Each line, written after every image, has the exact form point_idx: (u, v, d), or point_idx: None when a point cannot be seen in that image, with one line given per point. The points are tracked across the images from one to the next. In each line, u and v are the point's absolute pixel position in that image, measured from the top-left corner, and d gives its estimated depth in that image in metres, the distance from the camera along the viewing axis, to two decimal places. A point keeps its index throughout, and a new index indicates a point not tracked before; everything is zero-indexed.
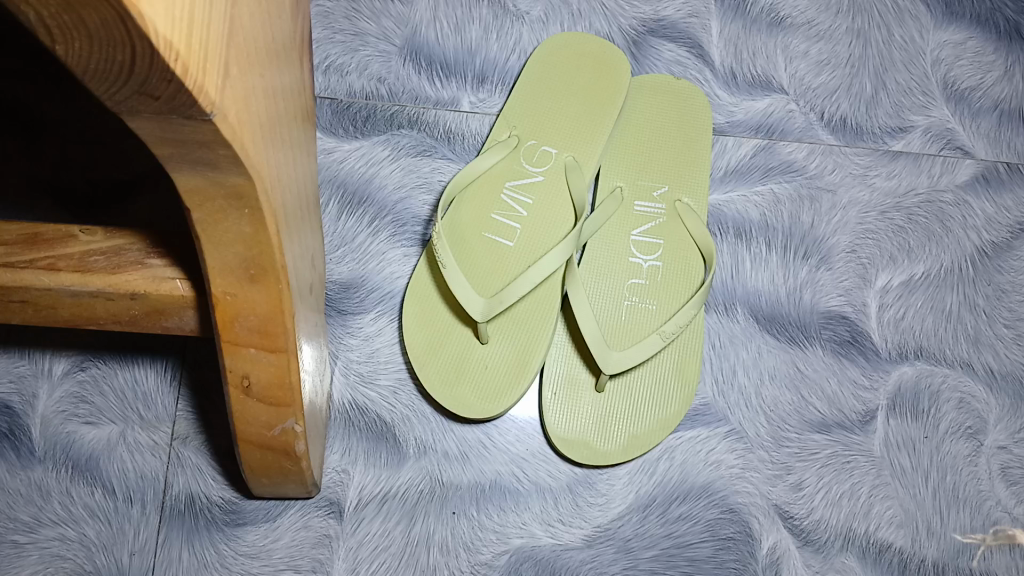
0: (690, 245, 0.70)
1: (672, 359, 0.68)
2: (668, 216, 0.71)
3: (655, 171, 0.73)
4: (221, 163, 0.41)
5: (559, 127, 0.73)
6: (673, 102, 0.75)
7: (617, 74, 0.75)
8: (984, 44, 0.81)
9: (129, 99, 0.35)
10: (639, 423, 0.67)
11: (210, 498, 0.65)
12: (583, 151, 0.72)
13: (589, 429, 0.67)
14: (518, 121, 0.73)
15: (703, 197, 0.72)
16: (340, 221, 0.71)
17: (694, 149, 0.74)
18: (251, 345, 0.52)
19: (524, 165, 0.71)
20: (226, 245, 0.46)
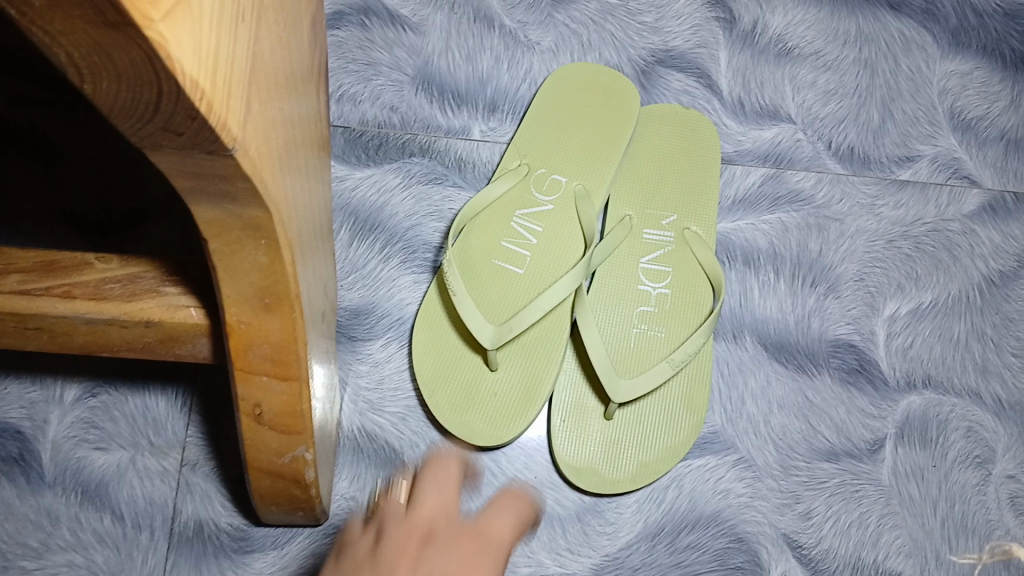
0: (699, 273, 0.71)
1: (681, 387, 0.69)
2: (678, 244, 0.72)
3: (664, 199, 0.73)
4: (240, 195, 0.42)
5: (569, 156, 0.73)
6: (683, 131, 0.76)
7: (625, 104, 0.76)
8: (990, 75, 0.82)
9: (153, 135, 0.35)
10: (648, 451, 0.67)
11: (218, 525, 0.65)
12: (592, 179, 0.73)
13: (597, 456, 0.67)
14: (528, 149, 0.74)
15: (712, 226, 0.72)
16: (351, 247, 0.72)
17: (704, 178, 0.74)
18: (264, 372, 0.52)
19: (534, 194, 0.72)
20: (241, 274, 0.47)
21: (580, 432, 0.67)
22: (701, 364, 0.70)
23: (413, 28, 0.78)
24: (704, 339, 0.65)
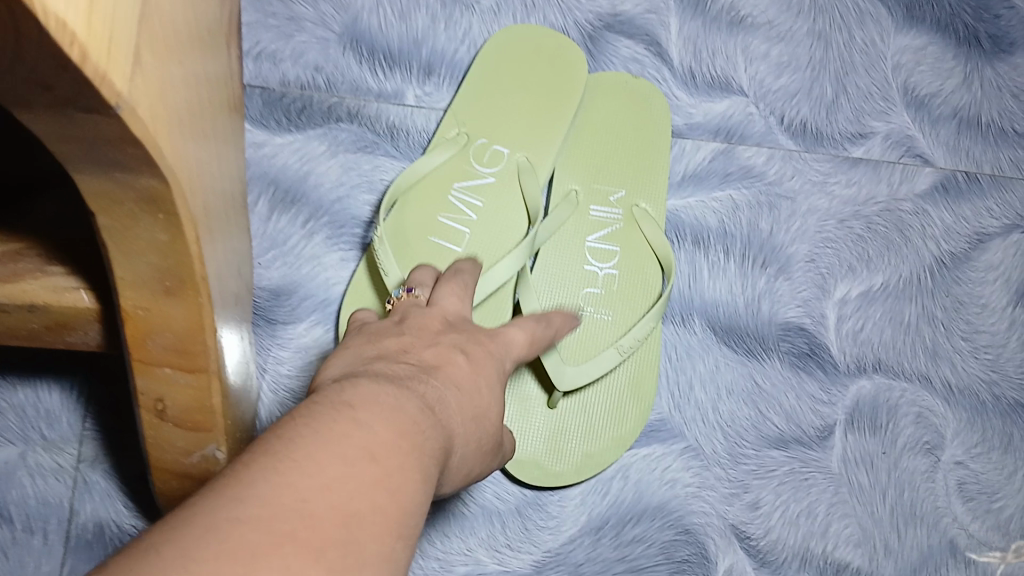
0: (647, 253, 0.68)
1: (628, 375, 0.65)
2: (625, 223, 0.68)
3: (611, 175, 0.70)
4: (133, 164, 0.36)
5: (512, 126, 0.69)
6: (632, 102, 0.72)
7: (573, 71, 0.71)
8: (944, 50, 0.79)
9: (17, 88, 0.29)
10: (593, 442, 0.64)
11: (121, 527, 0.59)
12: (536, 151, 0.68)
13: (539, 447, 0.63)
14: (467, 117, 0.69)
15: (661, 204, 0.69)
16: (270, 221, 0.66)
17: (654, 153, 0.71)
18: (167, 364, 0.46)
19: (474, 166, 0.67)
20: (138, 254, 0.41)
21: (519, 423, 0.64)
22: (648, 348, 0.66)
23: None
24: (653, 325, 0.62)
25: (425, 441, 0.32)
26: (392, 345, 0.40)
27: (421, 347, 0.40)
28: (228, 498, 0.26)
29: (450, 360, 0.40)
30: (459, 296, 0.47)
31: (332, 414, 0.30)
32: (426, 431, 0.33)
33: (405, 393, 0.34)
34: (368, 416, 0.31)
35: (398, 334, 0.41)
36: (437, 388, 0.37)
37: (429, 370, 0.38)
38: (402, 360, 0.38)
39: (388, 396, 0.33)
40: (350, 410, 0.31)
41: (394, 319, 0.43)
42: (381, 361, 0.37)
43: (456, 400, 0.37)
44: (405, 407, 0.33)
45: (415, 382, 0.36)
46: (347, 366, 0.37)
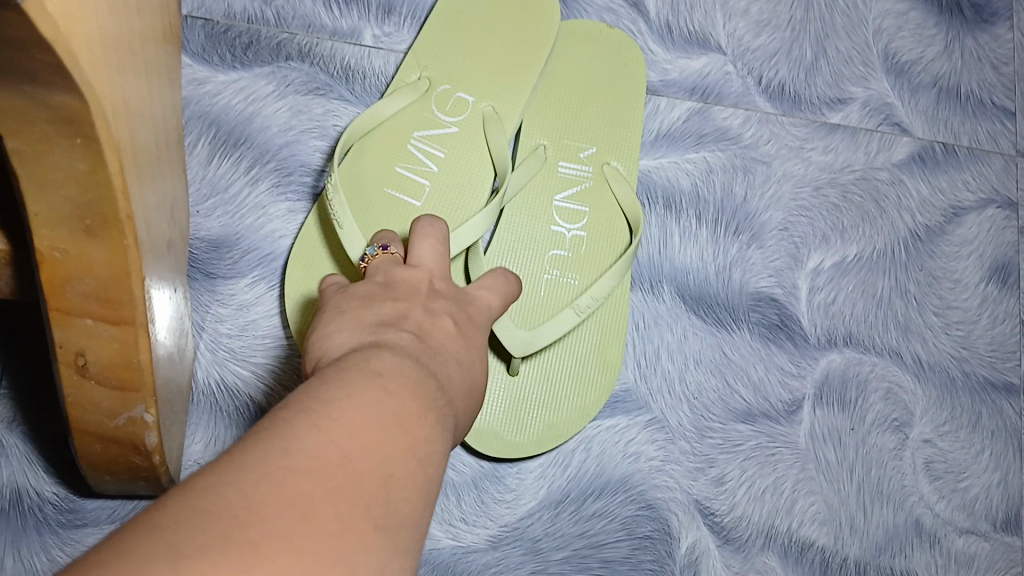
0: (616, 212, 0.64)
1: (593, 339, 0.61)
2: (595, 180, 0.64)
3: (583, 131, 0.66)
4: (44, 75, 0.31)
5: (478, 74, 0.64)
6: (607, 52, 0.68)
7: (544, 14, 0.66)
8: (926, 16, 0.77)
9: None
10: (555, 412, 0.60)
11: (41, 494, 0.54)
12: (503, 101, 0.63)
13: (498, 418, 0.59)
14: (430, 63, 0.63)
15: (633, 162, 0.65)
16: (211, 166, 0.60)
17: (629, 109, 0.67)
18: (89, 313, 0.41)
19: (436, 114, 0.62)
20: (53, 185, 0.36)
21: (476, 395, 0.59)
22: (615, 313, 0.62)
23: None
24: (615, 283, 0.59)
25: (442, 415, 0.34)
26: (393, 301, 0.40)
27: (418, 310, 0.40)
28: (279, 450, 0.27)
29: (446, 318, 0.40)
30: (437, 253, 0.45)
31: (366, 383, 0.32)
32: (440, 404, 0.35)
33: (422, 363, 0.36)
34: (398, 390, 0.32)
35: (393, 291, 0.41)
36: (444, 356, 0.38)
37: (433, 334, 0.39)
38: (409, 318, 0.39)
39: (409, 366, 0.34)
40: (383, 381, 0.32)
41: (386, 277, 0.42)
42: (389, 322, 0.38)
43: (460, 369, 0.38)
44: (425, 379, 0.35)
45: (428, 348, 0.37)
46: (352, 326, 0.37)
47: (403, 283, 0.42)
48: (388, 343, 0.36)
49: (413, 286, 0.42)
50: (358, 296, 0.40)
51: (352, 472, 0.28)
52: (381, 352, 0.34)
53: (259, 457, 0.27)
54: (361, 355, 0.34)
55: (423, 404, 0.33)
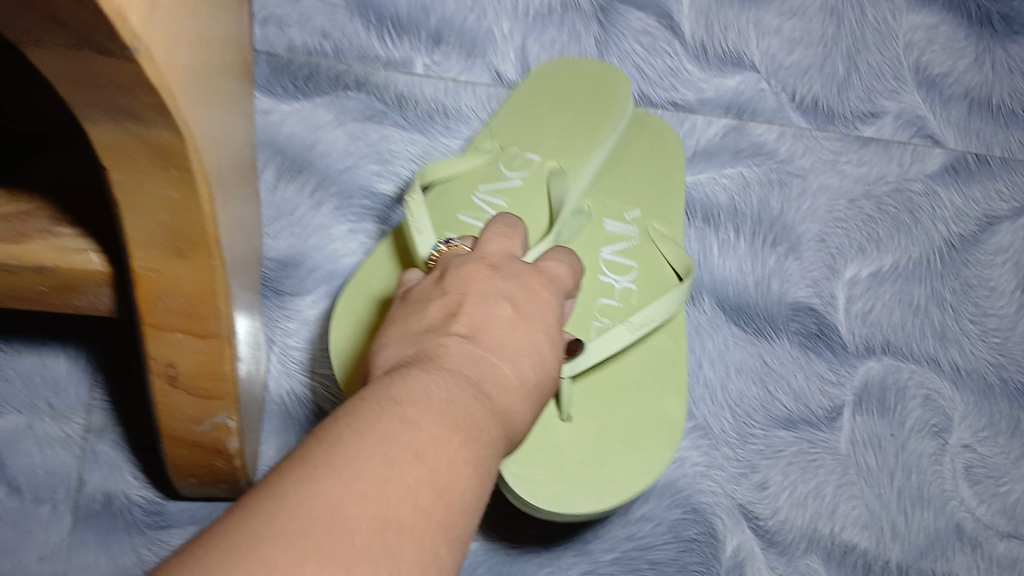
0: (664, 271, 0.63)
1: (655, 396, 0.59)
2: (640, 241, 0.64)
3: (630, 195, 0.65)
4: (145, 113, 0.34)
5: (544, 133, 0.65)
6: (654, 129, 0.69)
7: (618, 90, 0.67)
8: (956, 30, 0.79)
9: (21, 16, 0.28)
10: (615, 465, 0.55)
11: (129, 497, 0.59)
12: (569, 161, 0.64)
13: (556, 471, 0.54)
14: (503, 130, 0.65)
15: (678, 227, 0.65)
16: (277, 191, 0.64)
17: (671, 179, 0.67)
18: (178, 329, 0.46)
19: (502, 170, 0.63)
20: (148, 211, 0.39)
21: (545, 443, 0.55)
22: (674, 368, 0.60)
23: None
24: (666, 313, 0.57)
25: (478, 424, 0.35)
26: (445, 301, 0.42)
27: (472, 304, 0.42)
28: (265, 509, 0.28)
29: (501, 309, 0.42)
30: (506, 239, 0.48)
31: (386, 407, 0.33)
32: (478, 412, 0.35)
33: (458, 373, 0.37)
34: (424, 408, 0.34)
35: (444, 296, 0.43)
36: (491, 355, 0.39)
37: (483, 330, 0.40)
38: (455, 322, 0.40)
39: (442, 379, 0.36)
40: (402, 405, 0.33)
41: (439, 276, 0.45)
42: (439, 330, 0.40)
43: (510, 365, 0.39)
44: (460, 390, 0.36)
45: (470, 353, 0.38)
46: (410, 334, 0.40)
47: (456, 275, 0.44)
48: (427, 356, 0.37)
49: (467, 283, 0.43)
50: (416, 306, 0.43)
51: (341, 522, 0.28)
52: (414, 369, 0.36)
53: (248, 516, 0.28)
54: (395, 373, 0.36)
55: (452, 415, 0.34)
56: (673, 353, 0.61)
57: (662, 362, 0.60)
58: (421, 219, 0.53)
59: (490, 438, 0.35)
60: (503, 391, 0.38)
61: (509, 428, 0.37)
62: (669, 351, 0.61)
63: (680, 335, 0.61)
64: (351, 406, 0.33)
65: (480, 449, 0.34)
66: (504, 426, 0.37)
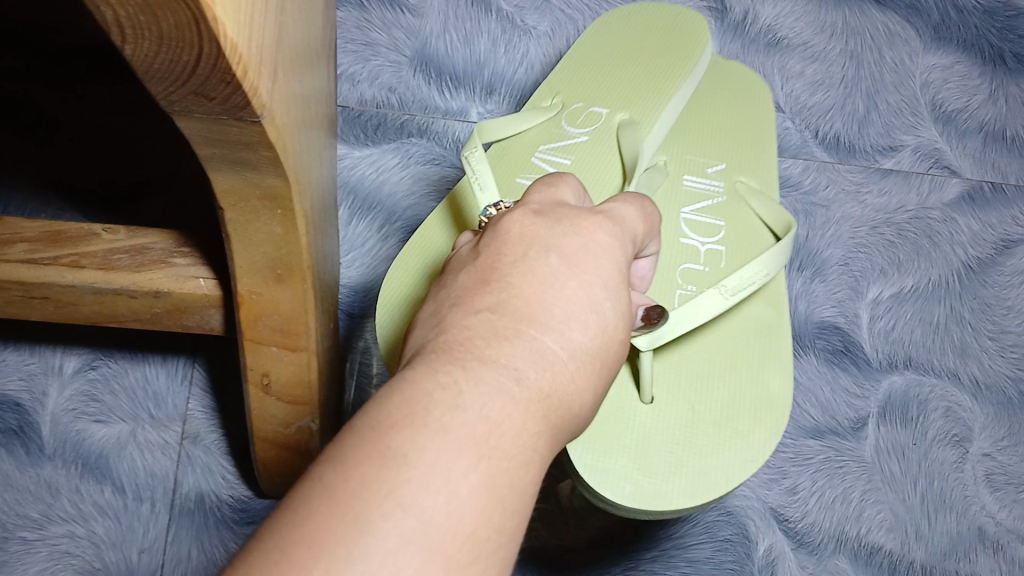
0: (752, 224, 0.65)
1: (752, 378, 0.58)
2: (728, 198, 0.66)
3: (710, 151, 0.69)
4: (261, 164, 0.42)
5: (612, 91, 0.70)
6: (739, 77, 0.74)
7: (687, 40, 0.73)
8: (970, 69, 0.86)
9: (184, 100, 0.35)
10: (711, 457, 0.55)
11: (220, 497, 0.68)
12: (639, 109, 0.68)
13: (654, 470, 0.54)
14: (572, 83, 0.70)
15: (762, 180, 0.67)
16: (350, 226, 0.73)
17: (757, 132, 0.70)
18: (273, 343, 0.54)
19: (574, 123, 0.67)
20: (255, 244, 0.48)
21: (627, 432, 0.55)
22: (777, 343, 0.60)
23: (412, 10, 0.79)
24: (761, 279, 0.58)
25: (503, 438, 0.32)
26: (482, 263, 0.38)
27: (508, 264, 0.38)
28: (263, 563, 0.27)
29: (547, 261, 0.38)
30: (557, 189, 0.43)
31: (380, 453, 0.30)
32: (507, 417, 0.33)
33: (485, 368, 0.34)
34: (431, 440, 0.31)
35: (479, 259, 0.39)
36: (528, 329, 0.36)
37: (520, 303, 0.36)
38: (486, 293, 0.37)
39: (458, 380, 0.33)
40: (397, 450, 0.30)
41: (479, 236, 0.41)
42: (471, 303, 0.37)
43: (556, 338, 0.36)
44: (482, 400, 0.33)
45: (500, 337, 0.35)
46: (444, 307, 0.37)
47: (494, 239, 0.39)
48: (450, 348, 0.34)
49: (508, 241, 0.39)
50: (452, 276, 0.39)
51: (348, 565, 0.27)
52: (427, 373, 0.33)
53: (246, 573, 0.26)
54: (407, 378, 0.33)
55: (468, 441, 0.31)
56: (775, 326, 0.61)
57: (765, 335, 0.60)
58: (485, 177, 0.54)
59: (527, 438, 0.33)
60: (546, 371, 0.35)
61: (555, 409, 0.35)
62: (773, 324, 0.61)
63: (782, 307, 0.62)
64: (343, 447, 0.30)
65: (507, 462, 0.32)
66: (546, 412, 0.35)
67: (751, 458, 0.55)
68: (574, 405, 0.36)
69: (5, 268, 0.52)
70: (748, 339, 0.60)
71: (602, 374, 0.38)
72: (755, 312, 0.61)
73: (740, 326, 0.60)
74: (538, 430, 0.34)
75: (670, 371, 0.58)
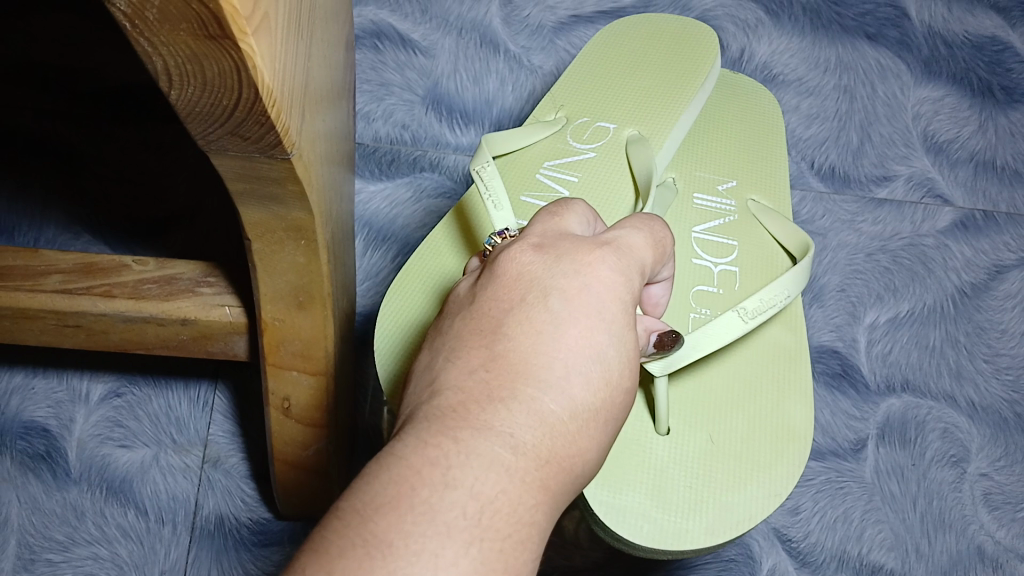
0: (762, 241, 0.67)
1: (771, 402, 0.60)
2: (740, 216, 0.68)
3: (720, 169, 0.71)
4: (287, 199, 0.45)
5: (619, 104, 0.72)
6: (745, 94, 0.77)
7: (694, 52, 0.76)
8: (960, 101, 0.89)
9: (221, 139, 0.39)
10: (731, 492, 0.56)
11: (239, 519, 0.70)
12: (648, 123, 0.70)
13: (674, 508, 0.55)
14: (580, 97, 0.73)
15: (771, 196, 0.69)
16: (364, 256, 0.76)
17: (766, 149, 0.73)
18: (294, 367, 0.57)
19: (581, 137, 0.70)
20: (280, 273, 0.51)
21: (643, 467, 0.57)
22: (795, 368, 0.61)
23: (424, 52, 0.84)
24: (784, 301, 0.59)
25: (496, 516, 0.33)
26: (478, 308, 0.40)
27: (504, 314, 0.39)
28: None
29: (545, 308, 0.39)
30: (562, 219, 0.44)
31: (365, 542, 0.30)
32: (501, 492, 0.34)
33: (476, 439, 0.34)
34: (418, 525, 0.31)
35: (476, 305, 0.40)
36: (524, 388, 0.36)
37: (516, 359, 0.37)
38: (481, 349, 0.38)
39: (447, 454, 0.34)
40: (383, 538, 0.31)
41: (478, 276, 0.42)
42: (467, 361, 0.37)
43: (553, 397, 0.37)
44: (473, 475, 0.33)
45: (494, 402, 0.36)
46: (440, 359, 0.38)
47: (492, 285, 0.40)
48: (443, 417, 0.35)
49: (505, 287, 0.40)
50: (449, 321, 0.40)
51: None
52: (417, 447, 0.34)
53: None
54: (396, 452, 0.34)
55: (459, 524, 0.32)
56: (793, 350, 0.62)
57: (781, 357, 0.62)
58: (499, 194, 0.58)
59: (523, 511, 0.34)
60: (542, 436, 0.36)
61: (553, 475, 0.36)
62: (790, 348, 0.62)
63: (799, 329, 0.63)
64: (329, 533, 0.31)
65: (501, 542, 0.33)
66: (543, 480, 0.35)
67: (775, 494, 0.56)
68: (575, 466, 0.37)
69: (40, 298, 0.55)
70: (766, 361, 0.62)
71: (605, 432, 0.39)
72: (773, 336, 0.63)
73: (757, 348, 0.62)
74: (535, 500, 0.35)
75: (683, 399, 0.60)
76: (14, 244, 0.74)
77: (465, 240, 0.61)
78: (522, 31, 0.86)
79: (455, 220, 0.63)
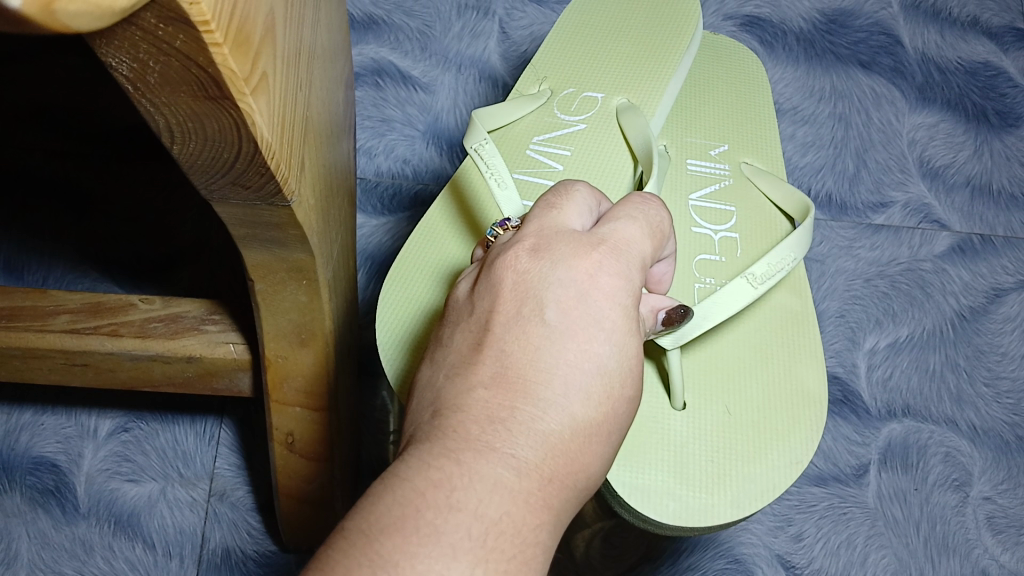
0: (761, 206, 0.68)
1: (784, 367, 0.60)
2: (735, 179, 0.69)
3: (712, 134, 0.72)
4: (289, 241, 0.46)
5: (602, 72, 0.73)
6: (729, 61, 0.78)
7: (676, 13, 0.76)
8: (955, 127, 0.91)
9: (223, 189, 0.40)
10: (754, 465, 0.56)
11: (244, 551, 0.71)
12: (635, 92, 0.71)
13: (695, 485, 0.55)
14: (562, 70, 0.73)
15: (765, 158, 0.71)
16: (367, 288, 0.77)
17: (755, 112, 0.74)
18: (296, 404, 0.58)
19: (567, 112, 0.70)
20: (282, 312, 0.52)
21: (663, 443, 0.56)
22: (806, 332, 0.62)
23: (424, 88, 0.86)
24: (791, 265, 0.60)
25: (500, 539, 0.33)
26: (478, 320, 0.40)
27: (501, 327, 0.39)
28: None
29: (542, 322, 0.39)
30: (554, 203, 0.44)
31: (371, 563, 0.31)
32: (505, 514, 0.34)
33: (479, 462, 0.35)
34: (425, 547, 0.32)
35: (475, 315, 0.40)
36: (523, 408, 0.37)
37: (516, 376, 0.37)
38: (482, 365, 0.38)
39: (451, 479, 0.34)
40: (389, 560, 0.31)
41: (476, 280, 0.42)
42: (469, 377, 0.38)
43: (553, 416, 0.37)
44: (478, 497, 0.34)
45: (493, 423, 0.36)
46: (441, 376, 0.39)
47: (490, 293, 0.40)
48: (445, 438, 0.36)
49: (502, 297, 0.40)
50: (450, 332, 0.41)
51: None
52: (421, 469, 0.34)
53: None
54: (399, 475, 0.34)
55: (464, 545, 0.32)
56: (802, 313, 0.63)
57: (790, 322, 0.62)
58: (504, 173, 0.58)
59: (528, 533, 0.34)
60: (545, 455, 0.36)
61: (557, 493, 0.36)
62: (798, 313, 0.63)
63: (805, 294, 0.64)
64: (335, 556, 0.31)
65: (506, 565, 0.33)
66: (547, 500, 0.36)
67: (797, 462, 0.56)
68: (578, 483, 0.38)
69: (48, 338, 0.56)
70: (777, 328, 0.62)
71: (608, 444, 0.39)
72: (781, 301, 0.63)
73: (766, 315, 0.63)
74: (539, 521, 0.35)
75: (695, 373, 0.60)
76: (24, 283, 0.75)
77: (469, 225, 0.62)
78: (518, 65, 0.88)
79: (456, 206, 0.64)
